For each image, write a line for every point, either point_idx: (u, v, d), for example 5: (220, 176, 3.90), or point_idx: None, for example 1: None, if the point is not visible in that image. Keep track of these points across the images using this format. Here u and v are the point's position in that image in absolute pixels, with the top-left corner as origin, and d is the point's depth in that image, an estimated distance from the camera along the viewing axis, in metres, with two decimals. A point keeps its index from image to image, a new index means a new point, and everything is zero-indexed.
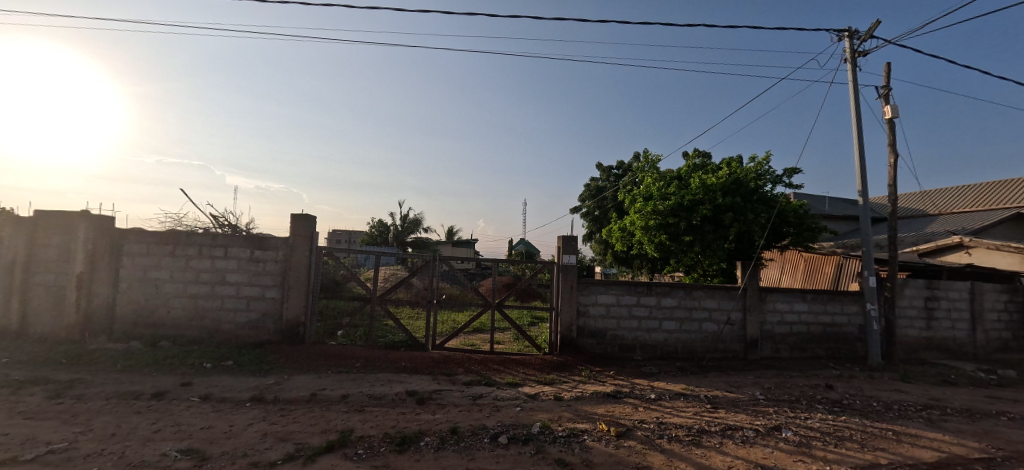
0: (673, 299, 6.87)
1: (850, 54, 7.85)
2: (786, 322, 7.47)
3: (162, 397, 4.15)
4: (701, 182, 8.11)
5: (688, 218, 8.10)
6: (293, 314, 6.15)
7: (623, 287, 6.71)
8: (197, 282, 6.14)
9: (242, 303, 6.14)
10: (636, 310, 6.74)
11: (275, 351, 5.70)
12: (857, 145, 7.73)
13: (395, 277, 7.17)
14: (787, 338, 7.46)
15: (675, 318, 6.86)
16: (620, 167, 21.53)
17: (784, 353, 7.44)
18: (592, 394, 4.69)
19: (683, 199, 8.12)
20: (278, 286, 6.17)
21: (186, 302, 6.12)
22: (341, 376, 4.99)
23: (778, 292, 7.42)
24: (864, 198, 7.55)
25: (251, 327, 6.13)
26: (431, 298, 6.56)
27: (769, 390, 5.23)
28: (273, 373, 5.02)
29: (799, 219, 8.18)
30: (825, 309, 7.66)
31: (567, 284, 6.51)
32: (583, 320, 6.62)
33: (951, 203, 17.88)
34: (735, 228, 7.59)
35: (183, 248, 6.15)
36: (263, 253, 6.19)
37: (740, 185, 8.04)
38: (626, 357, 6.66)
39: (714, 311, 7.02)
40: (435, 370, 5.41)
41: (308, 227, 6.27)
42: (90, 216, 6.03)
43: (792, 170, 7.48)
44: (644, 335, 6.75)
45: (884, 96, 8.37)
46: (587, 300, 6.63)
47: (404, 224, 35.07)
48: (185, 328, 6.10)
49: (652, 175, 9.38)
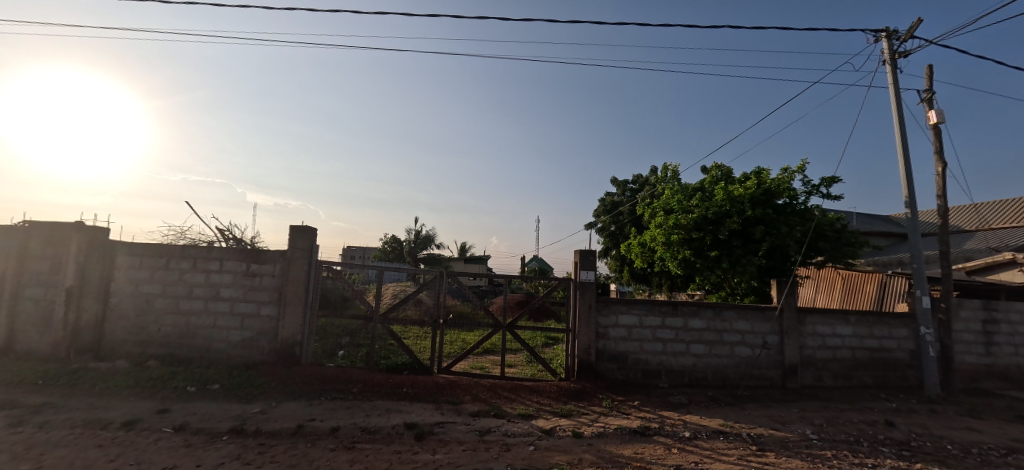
0: (701, 320, 6.23)
1: (889, 55, 7.33)
2: (828, 346, 6.74)
3: (132, 427, 3.73)
4: (728, 193, 7.51)
5: (714, 232, 7.49)
6: (289, 333, 5.71)
7: (647, 307, 6.12)
8: (190, 297, 5.78)
9: (236, 321, 5.75)
10: (660, 332, 6.12)
11: (267, 374, 5.25)
12: (901, 152, 7.11)
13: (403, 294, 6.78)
14: (830, 364, 6.72)
15: (704, 341, 6.21)
16: (636, 182, 21.04)
17: (828, 382, 6.69)
18: (615, 430, 4.09)
19: (708, 211, 7.52)
20: (274, 303, 5.77)
21: (177, 318, 5.76)
22: (334, 404, 4.49)
23: (818, 313, 6.72)
24: (912, 209, 6.86)
25: (244, 347, 5.71)
26: (438, 315, 6.13)
27: (821, 428, 4.53)
28: (260, 399, 4.55)
29: (837, 233, 7.51)
30: (871, 332, 6.91)
31: (584, 303, 5.95)
32: (603, 343, 6.02)
33: (990, 219, 16.80)
34: (768, 242, 6.94)
35: (178, 261, 5.83)
36: (259, 267, 5.82)
37: (771, 196, 7.41)
38: (651, 384, 6.02)
39: (748, 334, 6.35)
40: (439, 398, 4.87)
41: (307, 240, 5.90)
42: (86, 227, 5.79)
43: (831, 179, 6.84)
44: (670, 360, 6.11)
45: (927, 101, 7.77)
46: (606, 321, 6.05)
47: (417, 240, 34.95)
48: (175, 347, 5.72)
49: (672, 187, 8.82)
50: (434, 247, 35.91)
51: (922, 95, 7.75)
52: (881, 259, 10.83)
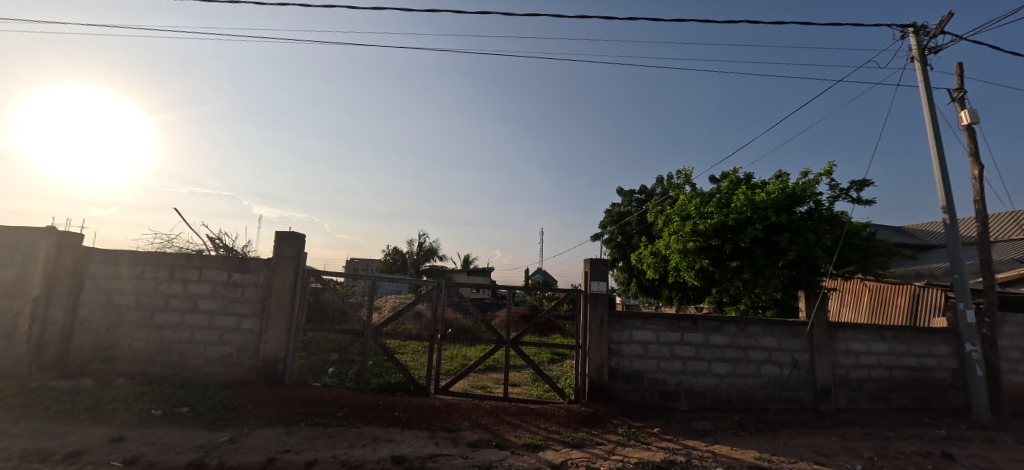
0: (724, 336, 5.68)
1: (919, 52, 6.90)
2: (863, 365, 6.15)
3: (76, 460, 3.22)
4: (748, 198, 6.98)
5: (734, 239, 6.96)
6: (272, 348, 5.21)
7: (664, 321, 5.58)
8: (165, 309, 5.31)
9: (214, 336, 5.25)
10: (679, 349, 5.56)
11: (246, 395, 4.75)
12: (934, 154, 6.62)
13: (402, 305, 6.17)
14: (865, 385, 6.13)
15: (727, 359, 5.65)
16: (642, 191, 20.64)
17: (864, 405, 6.10)
18: (636, 465, 3.53)
19: (727, 217, 7.01)
20: (256, 316, 5.28)
21: (150, 332, 5.28)
22: (314, 432, 3.95)
23: (851, 329, 6.15)
24: (950, 215, 6.33)
25: (222, 364, 5.21)
26: (436, 329, 5.62)
27: (873, 463, 3.94)
28: (232, 426, 4.03)
29: (865, 242, 6.98)
30: (909, 349, 6.33)
31: (595, 317, 5.41)
32: (616, 361, 5.46)
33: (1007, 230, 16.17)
34: (794, 251, 6.39)
35: (154, 269, 5.38)
36: (242, 277, 5.35)
37: (795, 201, 6.87)
38: (669, 407, 5.44)
39: (775, 351, 5.78)
40: (435, 424, 4.32)
41: (295, 247, 5.44)
42: (57, 232, 5.37)
43: (862, 182, 6.30)
44: (691, 380, 5.54)
45: (959, 100, 7.29)
46: (620, 337, 5.51)
47: (421, 252, 34.55)
48: (147, 364, 5.23)
49: (687, 193, 8.32)
50: (437, 259, 35.46)
51: (952, 94, 7.28)
52: (905, 270, 10.21)
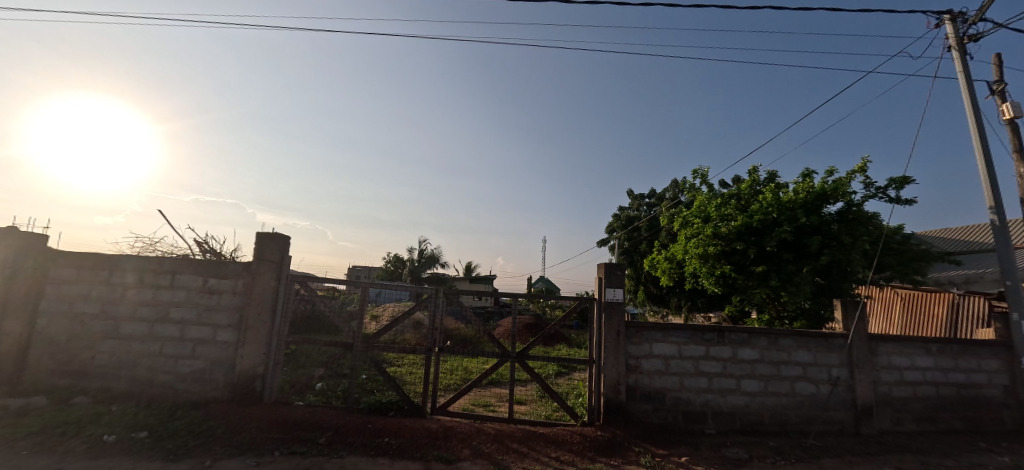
0: (753, 350, 5.09)
1: (956, 40, 6.41)
2: (907, 382, 5.55)
3: None
4: (774, 198, 6.42)
5: (759, 243, 6.39)
6: (249, 364, 4.66)
7: (686, 333, 5.00)
8: (133, 318, 4.79)
9: (187, 349, 4.71)
10: (704, 365, 4.97)
11: (217, 418, 4.19)
12: (978, 149, 6.08)
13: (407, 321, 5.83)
14: (909, 404, 5.53)
15: (758, 376, 5.06)
16: (652, 196, 20.18)
17: (908, 427, 5.49)
18: None
19: (752, 219, 6.43)
20: (233, 327, 4.73)
21: (115, 344, 4.75)
22: (288, 465, 3.38)
23: (893, 341, 5.55)
24: (999, 215, 5.77)
25: (194, 381, 4.65)
26: (435, 340, 5.05)
27: None
28: (192, 456, 3.47)
29: (901, 246, 6.39)
30: (957, 364, 5.72)
31: (611, 328, 4.83)
32: (635, 377, 4.88)
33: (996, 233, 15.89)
34: (828, 255, 5.81)
35: (122, 274, 4.87)
36: (218, 283, 4.81)
37: (827, 201, 6.30)
38: (695, 431, 4.84)
39: (811, 367, 5.18)
40: (429, 453, 3.75)
41: (278, 250, 4.92)
42: (18, 233, 4.90)
43: (904, 179, 5.74)
44: (718, 400, 4.95)
45: (999, 93, 6.76)
46: (638, 350, 4.93)
47: (421, 259, 34.07)
48: (111, 380, 4.69)
49: (705, 193, 7.75)
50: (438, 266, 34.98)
51: (992, 86, 6.74)
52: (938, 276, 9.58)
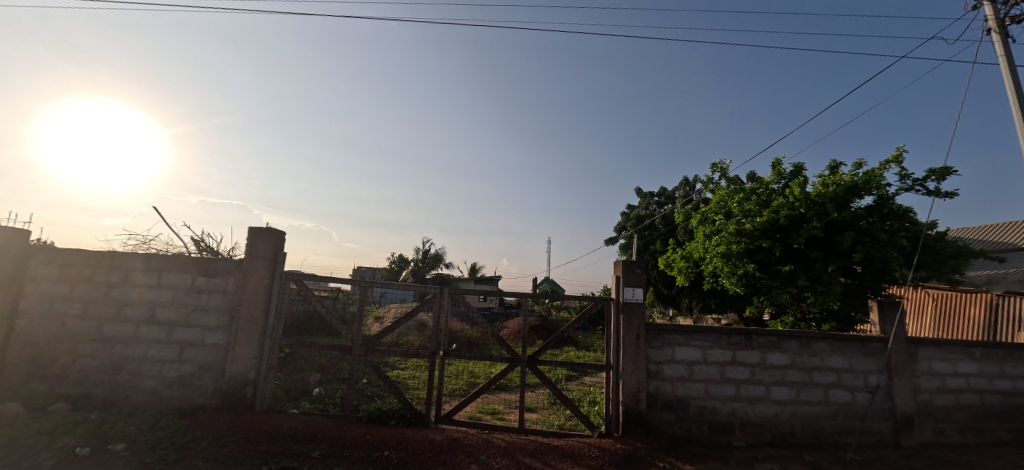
0: (784, 355, 4.69)
1: (997, 22, 5.98)
2: (949, 389, 5.12)
3: None
4: (802, 192, 6.02)
5: (785, 240, 5.98)
6: (239, 368, 4.32)
7: (711, 337, 4.61)
8: (117, 319, 4.48)
9: (173, 352, 4.39)
10: (730, 371, 4.58)
11: (202, 428, 3.86)
12: None
13: (412, 325, 5.47)
14: (952, 414, 5.10)
15: (789, 383, 4.65)
16: (661, 195, 19.80)
17: (951, 438, 5.06)
18: None
19: (777, 214, 6.03)
20: (223, 329, 4.40)
21: (98, 347, 4.45)
22: None
23: (934, 345, 5.13)
24: None
25: (181, 387, 4.33)
26: (439, 342, 4.68)
27: None
28: None
29: (937, 244, 5.96)
30: (1003, 371, 5.28)
31: (630, 332, 4.45)
32: (655, 384, 4.50)
33: (1017, 233, 15.30)
34: (861, 253, 5.39)
35: (105, 272, 4.57)
36: (208, 282, 4.49)
37: (859, 194, 5.88)
38: (722, 443, 4.45)
39: (846, 373, 4.78)
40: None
41: (271, 247, 4.58)
42: None
43: (944, 170, 5.43)
44: (746, 409, 4.56)
45: None
46: (659, 355, 4.54)
47: (426, 259, 33.88)
48: (93, 385, 4.39)
49: (725, 188, 7.33)
50: (443, 267, 34.71)
51: None
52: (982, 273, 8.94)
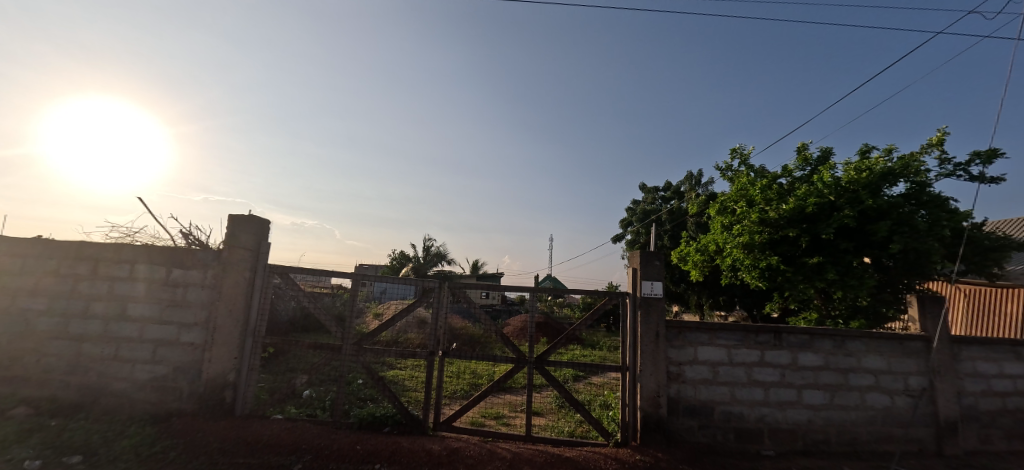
0: (817, 355, 4.26)
1: None
2: (995, 392, 4.68)
3: None
4: (831, 178, 5.56)
5: (813, 230, 5.53)
6: (218, 370, 3.93)
7: (737, 335, 4.18)
8: (86, 315, 4.09)
9: (146, 352, 3.99)
10: (758, 373, 4.16)
11: (174, 436, 3.46)
12: None
13: None
14: (998, 419, 4.67)
15: (823, 386, 4.23)
16: (666, 190, 19.31)
17: (997, 446, 4.63)
18: None
19: (803, 203, 5.58)
20: (200, 326, 3.99)
21: (64, 346, 4.06)
22: None
23: (979, 345, 4.68)
24: None
25: (154, 390, 3.94)
26: (438, 341, 4.26)
27: None
28: None
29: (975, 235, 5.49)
30: None
31: (649, 329, 4.03)
32: (676, 387, 4.08)
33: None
34: (898, 244, 4.94)
35: (73, 264, 4.17)
36: (183, 274, 4.08)
37: (894, 180, 5.40)
38: (749, 452, 4.04)
39: (884, 375, 4.34)
40: None
41: (252, 236, 4.16)
42: None
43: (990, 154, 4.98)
44: (776, 415, 4.13)
45: None
46: (680, 356, 4.12)
47: (427, 256, 33.55)
48: (59, 388, 4.01)
49: (745, 175, 6.87)
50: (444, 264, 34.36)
51: None
52: None
